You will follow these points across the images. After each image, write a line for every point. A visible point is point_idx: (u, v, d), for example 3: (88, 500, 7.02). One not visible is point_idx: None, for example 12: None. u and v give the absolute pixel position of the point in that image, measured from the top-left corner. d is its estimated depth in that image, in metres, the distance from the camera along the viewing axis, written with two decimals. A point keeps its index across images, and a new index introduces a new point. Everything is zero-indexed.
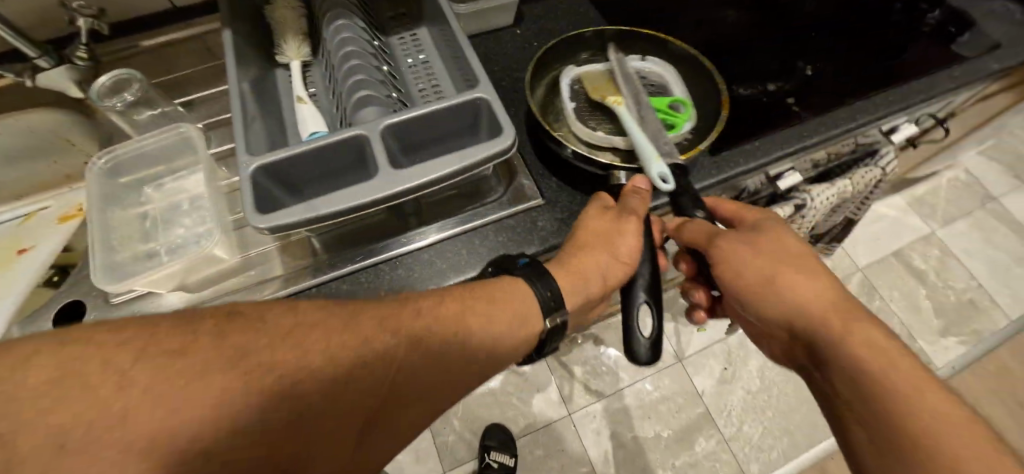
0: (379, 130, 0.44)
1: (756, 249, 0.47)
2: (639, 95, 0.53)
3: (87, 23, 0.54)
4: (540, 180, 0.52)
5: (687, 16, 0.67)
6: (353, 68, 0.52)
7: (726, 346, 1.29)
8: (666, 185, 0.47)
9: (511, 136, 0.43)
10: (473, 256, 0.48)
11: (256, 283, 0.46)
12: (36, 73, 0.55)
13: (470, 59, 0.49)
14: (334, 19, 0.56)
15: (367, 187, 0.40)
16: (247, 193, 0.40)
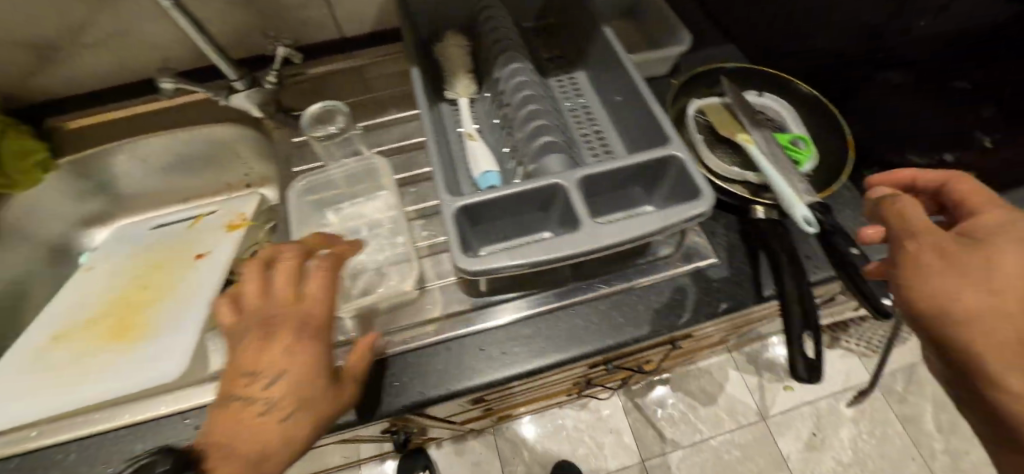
0: (574, 181, 0.45)
1: (957, 266, 0.29)
2: (763, 131, 0.54)
3: (285, 51, 0.58)
4: (709, 237, 0.51)
5: (843, 76, 0.66)
6: (533, 112, 0.53)
7: (814, 409, 1.22)
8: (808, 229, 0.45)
9: (711, 200, 0.43)
10: (645, 311, 0.47)
11: (431, 318, 0.47)
12: (231, 94, 0.60)
13: (656, 113, 0.49)
14: (507, 62, 0.57)
15: (571, 240, 0.41)
16: (452, 233, 0.42)
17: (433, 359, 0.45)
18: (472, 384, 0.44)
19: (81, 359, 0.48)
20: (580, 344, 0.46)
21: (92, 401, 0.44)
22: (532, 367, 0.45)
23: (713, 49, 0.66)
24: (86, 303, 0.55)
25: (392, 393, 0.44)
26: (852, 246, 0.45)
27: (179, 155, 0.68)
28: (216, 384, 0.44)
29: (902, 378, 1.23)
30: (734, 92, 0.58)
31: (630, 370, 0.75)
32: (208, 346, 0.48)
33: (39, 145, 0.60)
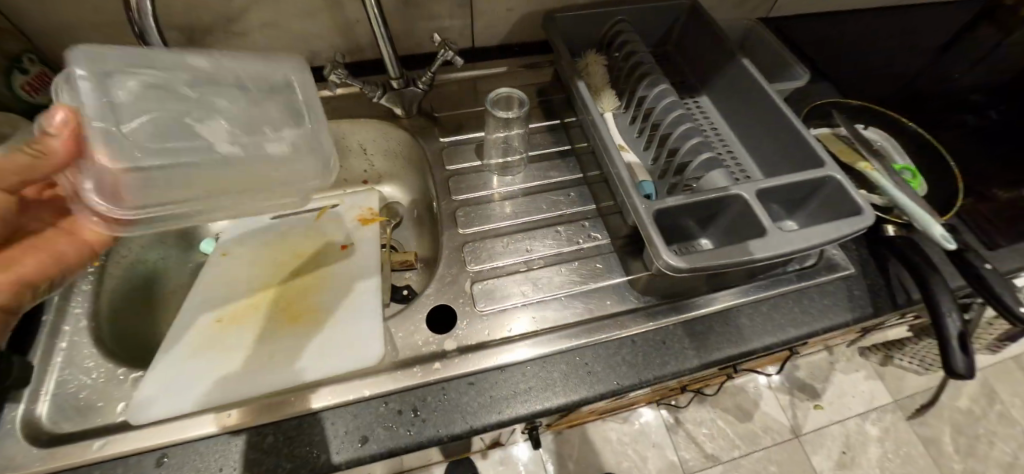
0: (750, 191, 0.49)
1: None
2: (881, 159, 0.60)
3: (449, 55, 0.61)
4: (845, 250, 0.56)
5: (922, 119, 0.75)
6: (687, 129, 0.57)
7: (843, 428, 1.29)
8: (945, 245, 0.51)
9: (874, 216, 0.48)
10: (806, 314, 0.51)
11: (610, 313, 0.49)
12: (385, 92, 0.62)
13: (805, 136, 0.55)
14: (651, 81, 0.62)
15: (761, 244, 0.45)
16: (652, 232, 0.46)
17: (622, 351, 0.47)
18: (661, 374, 0.46)
19: (256, 341, 0.48)
20: (753, 341, 0.48)
21: (287, 380, 0.44)
22: (713, 361, 0.47)
23: (812, 84, 0.74)
24: (234, 286, 0.55)
25: (587, 381, 0.45)
26: (987, 263, 0.50)
27: None
28: (412, 369, 0.45)
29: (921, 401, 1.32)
30: (847, 125, 0.65)
31: (719, 379, 0.79)
32: (392, 331, 0.48)
33: None
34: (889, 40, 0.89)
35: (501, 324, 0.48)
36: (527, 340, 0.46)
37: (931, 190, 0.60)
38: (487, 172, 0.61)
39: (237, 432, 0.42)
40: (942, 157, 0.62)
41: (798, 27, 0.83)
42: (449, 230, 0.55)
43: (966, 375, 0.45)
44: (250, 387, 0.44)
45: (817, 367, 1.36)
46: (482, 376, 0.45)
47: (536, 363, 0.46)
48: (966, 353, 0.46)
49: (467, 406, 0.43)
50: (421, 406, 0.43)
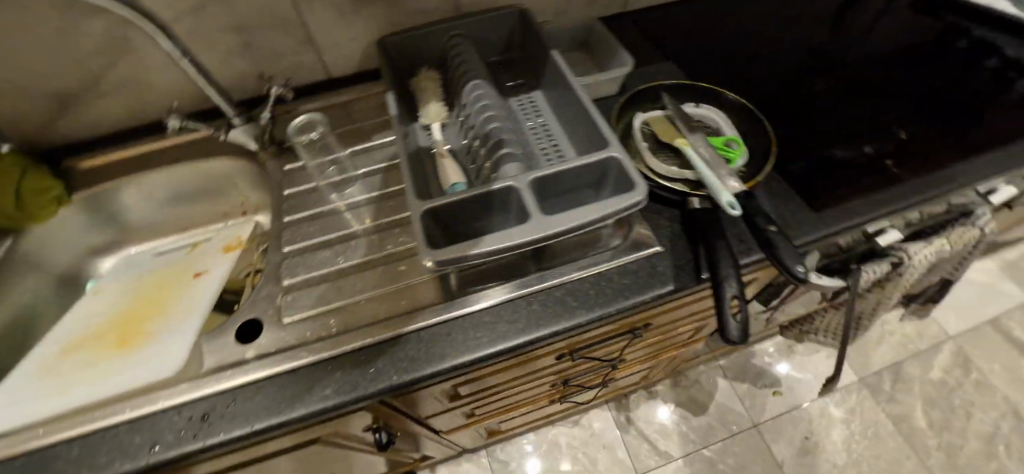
0: (525, 182, 0.51)
1: None
2: (699, 136, 0.61)
3: (278, 91, 0.66)
4: (655, 229, 0.57)
5: (775, 88, 0.75)
6: (493, 129, 0.60)
7: (805, 412, 1.24)
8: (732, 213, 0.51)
9: (643, 191, 0.49)
10: (600, 296, 0.52)
11: (404, 312, 0.52)
12: (229, 129, 0.67)
13: (596, 121, 0.56)
14: (471, 89, 0.65)
15: (522, 232, 0.47)
16: (419, 232, 0.48)
17: (408, 347, 0.50)
18: (440, 366, 0.48)
19: (87, 365, 0.52)
20: (537, 327, 0.50)
21: (97, 399, 0.48)
22: (492, 350, 0.49)
23: (656, 72, 0.76)
24: (90, 320, 0.60)
25: (369, 377, 0.48)
26: (773, 224, 0.50)
27: (180, 186, 0.74)
28: (212, 380, 0.48)
29: (886, 377, 1.28)
30: (674, 105, 0.66)
31: (605, 371, 0.79)
32: (204, 348, 0.52)
33: (54, 183, 0.66)
34: (757, 14, 0.89)
35: (302, 332, 0.52)
36: (320, 345, 0.50)
37: (752, 161, 0.60)
38: (324, 193, 0.65)
39: (48, 447, 0.46)
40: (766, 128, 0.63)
41: (653, 21, 0.85)
42: (276, 249, 0.59)
43: (737, 342, 0.45)
44: (62, 406, 0.48)
45: (775, 352, 1.33)
46: (270, 381, 0.48)
47: (325, 365, 0.49)
48: (738, 319, 0.46)
49: (254, 410, 0.47)
50: (213, 413, 0.47)
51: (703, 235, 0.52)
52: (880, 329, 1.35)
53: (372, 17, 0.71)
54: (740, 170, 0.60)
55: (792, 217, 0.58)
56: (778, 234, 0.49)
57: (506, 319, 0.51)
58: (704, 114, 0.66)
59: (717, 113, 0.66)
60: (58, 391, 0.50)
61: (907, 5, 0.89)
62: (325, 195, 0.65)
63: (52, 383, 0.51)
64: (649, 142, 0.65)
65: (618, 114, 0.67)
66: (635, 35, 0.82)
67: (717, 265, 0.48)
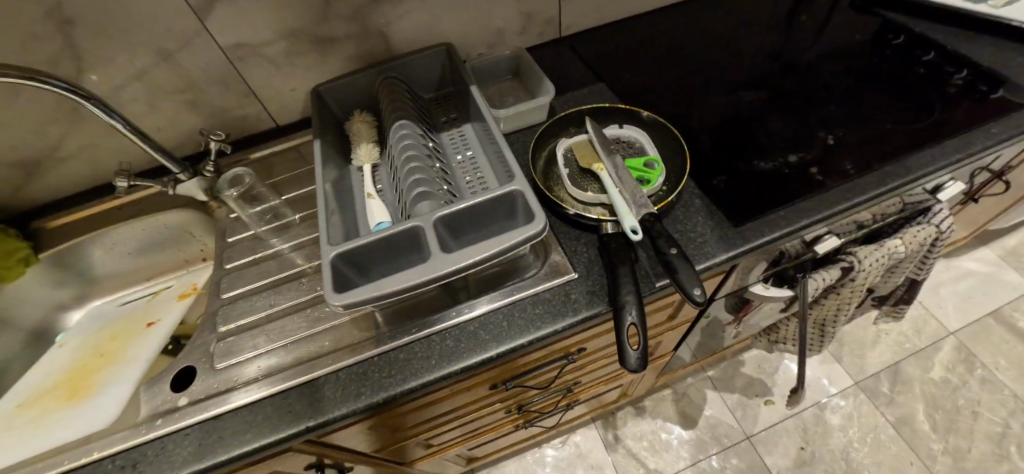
0: (431, 221, 0.53)
1: None
2: (616, 159, 0.61)
3: (217, 144, 0.70)
4: (571, 255, 0.57)
5: (706, 101, 0.75)
6: (413, 168, 0.62)
7: (799, 421, 1.20)
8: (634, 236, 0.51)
9: (542, 222, 0.50)
10: (513, 326, 0.53)
11: (326, 352, 0.54)
12: (177, 185, 0.71)
13: (506, 153, 0.58)
14: (397, 129, 0.68)
15: (423, 270, 0.49)
16: (327, 276, 0.50)
17: (326, 387, 0.51)
18: (355, 406, 0.49)
19: (34, 420, 0.56)
20: (451, 361, 0.51)
21: (35, 452, 0.51)
22: (405, 388, 0.50)
23: (587, 96, 0.77)
24: (49, 373, 0.63)
25: (286, 421, 0.49)
26: (673, 247, 0.50)
27: (143, 238, 0.79)
28: (142, 428, 0.51)
29: (884, 381, 1.23)
30: (596, 129, 0.67)
31: (563, 394, 0.79)
32: (139, 396, 0.54)
33: (22, 244, 0.71)
34: (694, 28, 0.90)
35: (231, 377, 0.54)
36: (243, 389, 0.52)
37: (670, 181, 0.61)
38: (264, 238, 0.68)
39: None
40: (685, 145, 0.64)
41: (589, 44, 0.87)
42: (215, 297, 0.62)
43: (637, 369, 0.45)
44: (4, 460, 0.51)
45: (765, 360, 1.29)
46: (194, 428, 0.50)
47: (246, 411, 0.51)
48: (635, 349, 0.46)
49: (180, 455, 0.49)
50: (142, 461, 0.49)
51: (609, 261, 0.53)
52: (874, 330, 1.30)
53: (308, 67, 0.75)
54: (658, 191, 0.60)
55: (714, 232, 0.58)
56: (679, 256, 0.49)
57: (424, 355, 0.52)
58: (625, 136, 0.66)
59: (639, 133, 0.66)
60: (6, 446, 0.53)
61: (847, 6, 0.89)
62: (264, 240, 0.68)
63: (2, 439, 0.54)
64: (572, 168, 0.66)
65: (543, 143, 0.68)
66: (568, 61, 0.84)
67: (620, 291, 0.49)
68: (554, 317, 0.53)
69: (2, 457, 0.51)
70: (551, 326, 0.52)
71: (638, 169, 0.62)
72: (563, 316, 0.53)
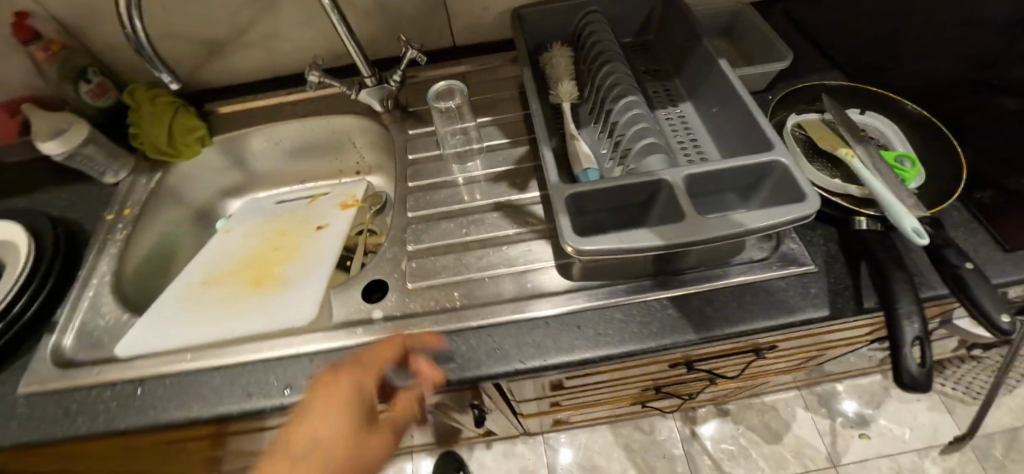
0: (680, 178, 0.48)
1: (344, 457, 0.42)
2: (869, 148, 0.55)
3: (413, 53, 0.65)
4: (808, 248, 0.53)
5: (956, 101, 0.65)
6: (635, 118, 0.57)
7: (895, 464, 1.13)
8: (920, 241, 0.46)
9: (816, 205, 0.44)
10: (739, 310, 0.49)
11: (533, 295, 0.51)
12: (362, 89, 0.68)
13: (760, 120, 0.52)
14: (612, 72, 0.62)
15: (677, 231, 0.45)
16: (563, 216, 0.46)
17: (535, 332, 0.49)
18: (570, 358, 0.47)
19: (226, 300, 0.56)
20: (673, 334, 0.48)
21: (237, 334, 0.52)
22: (624, 351, 0.47)
23: (811, 72, 0.68)
24: (225, 258, 0.64)
25: (495, 358, 0.47)
26: (968, 261, 0.45)
27: (307, 140, 0.77)
28: (342, 333, 0.50)
29: (999, 443, 1.13)
30: (836, 109, 0.59)
31: (701, 384, 0.75)
32: (332, 299, 0.53)
33: (200, 124, 0.72)
34: (934, 15, 0.77)
35: (429, 300, 0.52)
36: (449, 315, 0.50)
37: (926, 184, 0.54)
38: (446, 162, 0.65)
39: (194, 371, 0.49)
40: (948, 149, 0.55)
41: (808, 13, 0.77)
42: (401, 213, 0.60)
43: (921, 388, 0.42)
44: (211, 337, 0.52)
45: (868, 393, 1.21)
46: None
47: (451, 337, 0.49)
48: (921, 364, 0.42)
49: (381, 369, 0.48)
50: (342, 365, 0.48)
51: (872, 264, 0.48)
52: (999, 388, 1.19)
53: None
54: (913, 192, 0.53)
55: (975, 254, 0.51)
56: (976, 272, 0.45)
57: (642, 320, 0.49)
58: (869, 124, 0.59)
59: (885, 124, 0.58)
60: (206, 322, 0.54)
61: None
62: (447, 164, 0.64)
63: (200, 313, 0.55)
64: (802, 149, 0.59)
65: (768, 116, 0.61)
66: (785, 28, 0.74)
67: (898, 299, 0.45)
68: (785, 310, 0.49)
69: (206, 332, 0.52)
70: (782, 319, 0.48)
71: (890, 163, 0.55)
72: (803, 311, 0.49)
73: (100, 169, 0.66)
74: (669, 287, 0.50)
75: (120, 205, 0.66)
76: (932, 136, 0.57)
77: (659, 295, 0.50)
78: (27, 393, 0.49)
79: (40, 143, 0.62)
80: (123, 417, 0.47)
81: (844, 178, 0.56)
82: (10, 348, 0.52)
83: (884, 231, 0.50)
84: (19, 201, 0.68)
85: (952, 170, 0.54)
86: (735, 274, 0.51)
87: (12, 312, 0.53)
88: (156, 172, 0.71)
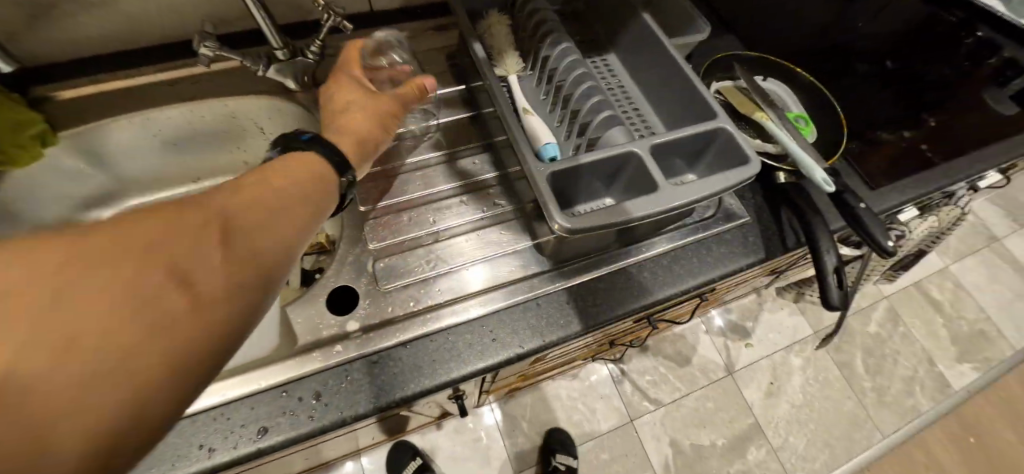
0: (644, 149, 0.52)
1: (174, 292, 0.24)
2: (777, 109, 0.62)
3: (335, 21, 0.56)
4: (742, 202, 0.60)
5: (825, 64, 0.77)
6: (587, 90, 0.58)
7: (771, 361, 1.40)
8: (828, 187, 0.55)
9: (759, 166, 0.50)
10: (697, 266, 0.55)
11: (518, 278, 0.51)
12: (270, 65, 0.57)
13: (700, 90, 0.56)
14: (555, 42, 0.61)
15: (652, 201, 0.48)
16: (548, 194, 0.46)
17: (527, 314, 0.49)
18: (565, 333, 0.48)
19: None
20: (647, 295, 0.52)
21: None
22: (610, 317, 0.50)
23: (719, 39, 0.74)
24: None
25: (495, 347, 0.46)
26: (862, 203, 0.56)
27: (195, 129, 0.63)
28: (316, 355, 0.44)
29: (836, 330, 1.46)
30: (747, 76, 0.67)
31: (644, 330, 0.83)
32: (292, 318, 0.46)
33: (32, 114, 0.53)
34: None
35: (410, 299, 0.48)
36: (435, 313, 0.47)
37: (818, 138, 0.64)
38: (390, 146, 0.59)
39: None
40: (830, 108, 0.66)
41: None
42: (352, 209, 0.53)
43: (839, 307, 0.52)
44: None
45: (748, 309, 1.46)
46: (386, 354, 0.45)
47: (442, 335, 0.46)
48: (839, 288, 0.52)
49: (372, 386, 0.43)
50: (326, 390, 0.43)
51: (795, 212, 0.56)
52: None
53: None
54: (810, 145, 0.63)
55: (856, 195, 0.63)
56: (867, 209, 0.55)
57: (620, 286, 0.52)
58: (771, 88, 0.67)
59: (781, 87, 0.68)
60: None
61: None
62: (392, 148, 0.59)
63: None
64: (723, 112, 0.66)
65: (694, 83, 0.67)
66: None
67: (819, 239, 0.54)
68: (730, 261, 0.56)
69: None
70: (728, 268, 0.55)
71: (793, 122, 0.64)
72: (744, 259, 0.56)
73: None
74: (638, 252, 0.54)
75: None
76: (817, 97, 0.68)
77: (631, 260, 0.54)
78: None
79: None
80: None
81: (760, 137, 0.64)
82: None
83: (796, 181, 0.59)
84: None
85: (833, 125, 0.65)
86: (689, 234, 0.56)
87: None
88: None
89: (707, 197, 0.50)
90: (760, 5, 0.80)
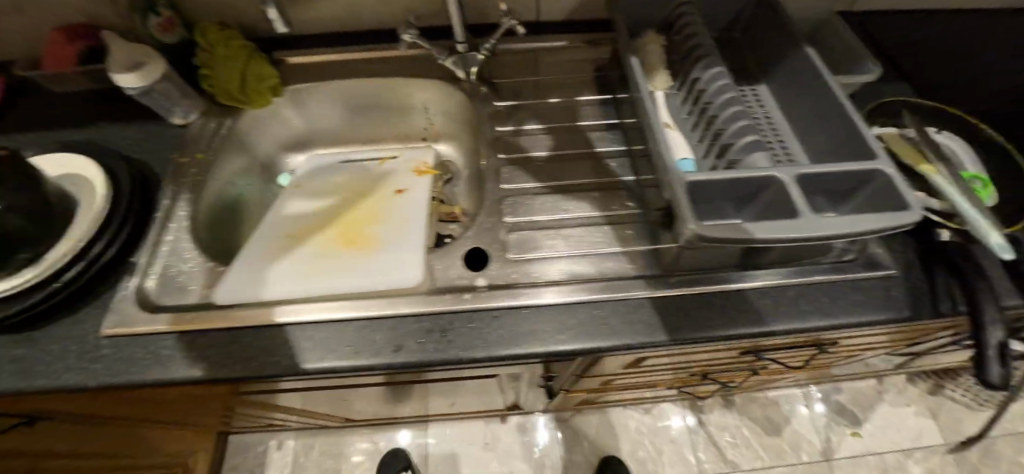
0: (789, 177, 0.51)
1: None
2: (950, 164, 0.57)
3: (512, 23, 0.65)
4: (889, 253, 0.56)
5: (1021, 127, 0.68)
6: (737, 114, 0.59)
7: (883, 461, 1.21)
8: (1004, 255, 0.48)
9: (919, 215, 0.47)
10: (826, 306, 0.52)
11: (636, 275, 0.53)
12: (453, 54, 0.67)
13: (860, 128, 0.54)
14: (709, 66, 0.63)
15: (791, 227, 0.47)
16: (686, 201, 0.48)
17: (639, 310, 0.50)
18: (673, 337, 0.49)
19: (317, 255, 0.55)
20: (765, 322, 0.51)
21: (342, 292, 0.51)
22: (722, 334, 0.50)
23: (889, 85, 0.70)
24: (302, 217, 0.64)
25: (603, 332, 0.49)
26: None
27: (377, 100, 0.75)
28: (448, 299, 0.50)
29: (980, 450, 1.21)
30: (917, 126, 0.62)
31: (742, 374, 0.79)
32: (433, 264, 0.53)
33: (273, 73, 0.69)
34: None
35: (534, 272, 0.53)
36: (554, 288, 0.51)
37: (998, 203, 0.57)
38: (536, 137, 0.65)
39: (291, 327, 0.49)
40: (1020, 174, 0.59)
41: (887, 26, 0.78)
42: (495, 184, 0.60)
43: (999, 389, 0.48)
44: (314, 290, 0.51)
45: (864, 394, 1.28)
46: (505, 313, 0.50)
47: (557, 309, 0.50)
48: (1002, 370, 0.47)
49: (488, 337, 0.48)
50: (450, 330, 0.48)
51: (958, 275, 0.51)
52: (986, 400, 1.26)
53: None
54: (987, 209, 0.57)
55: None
56: None
57: (738, 307, 0.52)
58: (946, 143, 0.62)
59: (957, 143, 0.62)
60: (307, 276, 0.53)
61: None
62: (537, 140, 0.65)
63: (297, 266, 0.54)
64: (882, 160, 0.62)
65: None
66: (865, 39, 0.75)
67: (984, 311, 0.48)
68: (866, 310, 0.52)
69: (308, 286, 0.52)
70: (862, 317, 0.52)
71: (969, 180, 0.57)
72: (883, 313, 0.52)
73: (170, 109, 0.63)
74: (763, 279, 0.53)
75: (192, 150, 0.64)
76: (1004, 161, 0.61)
77: (754, 285, 0.53)
78: (114, 334, 0.49)
79: (113, 74, 0.57)
80: (227, 365, 0.47)
81: (924, 191, 0.59)
82: (94, 288, 0.52)
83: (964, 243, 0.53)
84: (83, 134, 0.66)
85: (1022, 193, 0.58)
86: (822, 273, 0.54)
87: (96, 250, 0.51)
88: (226, 119, 0.68)
89: (853, 235, 0.48)
90: (946, 56, 0.73)
